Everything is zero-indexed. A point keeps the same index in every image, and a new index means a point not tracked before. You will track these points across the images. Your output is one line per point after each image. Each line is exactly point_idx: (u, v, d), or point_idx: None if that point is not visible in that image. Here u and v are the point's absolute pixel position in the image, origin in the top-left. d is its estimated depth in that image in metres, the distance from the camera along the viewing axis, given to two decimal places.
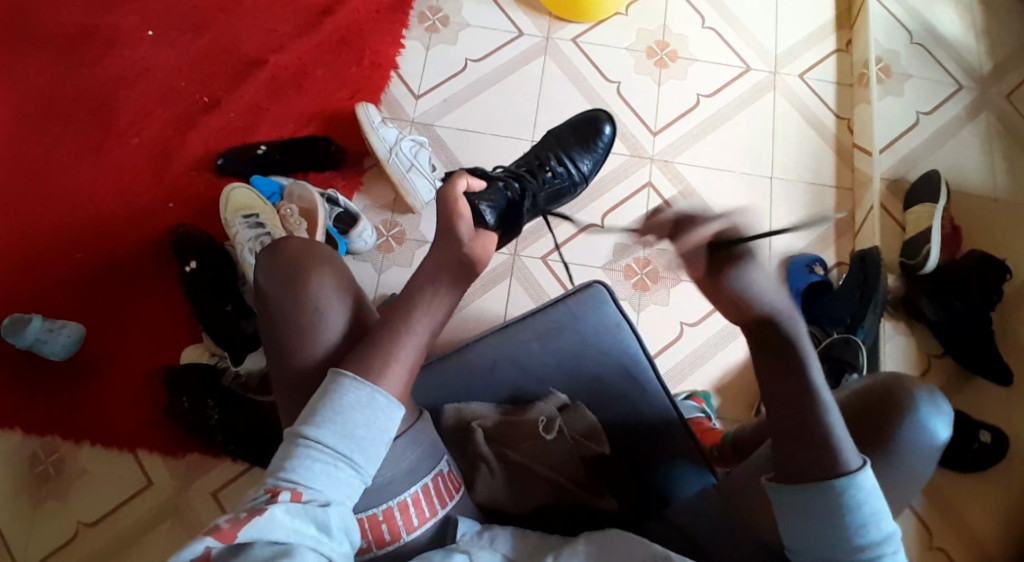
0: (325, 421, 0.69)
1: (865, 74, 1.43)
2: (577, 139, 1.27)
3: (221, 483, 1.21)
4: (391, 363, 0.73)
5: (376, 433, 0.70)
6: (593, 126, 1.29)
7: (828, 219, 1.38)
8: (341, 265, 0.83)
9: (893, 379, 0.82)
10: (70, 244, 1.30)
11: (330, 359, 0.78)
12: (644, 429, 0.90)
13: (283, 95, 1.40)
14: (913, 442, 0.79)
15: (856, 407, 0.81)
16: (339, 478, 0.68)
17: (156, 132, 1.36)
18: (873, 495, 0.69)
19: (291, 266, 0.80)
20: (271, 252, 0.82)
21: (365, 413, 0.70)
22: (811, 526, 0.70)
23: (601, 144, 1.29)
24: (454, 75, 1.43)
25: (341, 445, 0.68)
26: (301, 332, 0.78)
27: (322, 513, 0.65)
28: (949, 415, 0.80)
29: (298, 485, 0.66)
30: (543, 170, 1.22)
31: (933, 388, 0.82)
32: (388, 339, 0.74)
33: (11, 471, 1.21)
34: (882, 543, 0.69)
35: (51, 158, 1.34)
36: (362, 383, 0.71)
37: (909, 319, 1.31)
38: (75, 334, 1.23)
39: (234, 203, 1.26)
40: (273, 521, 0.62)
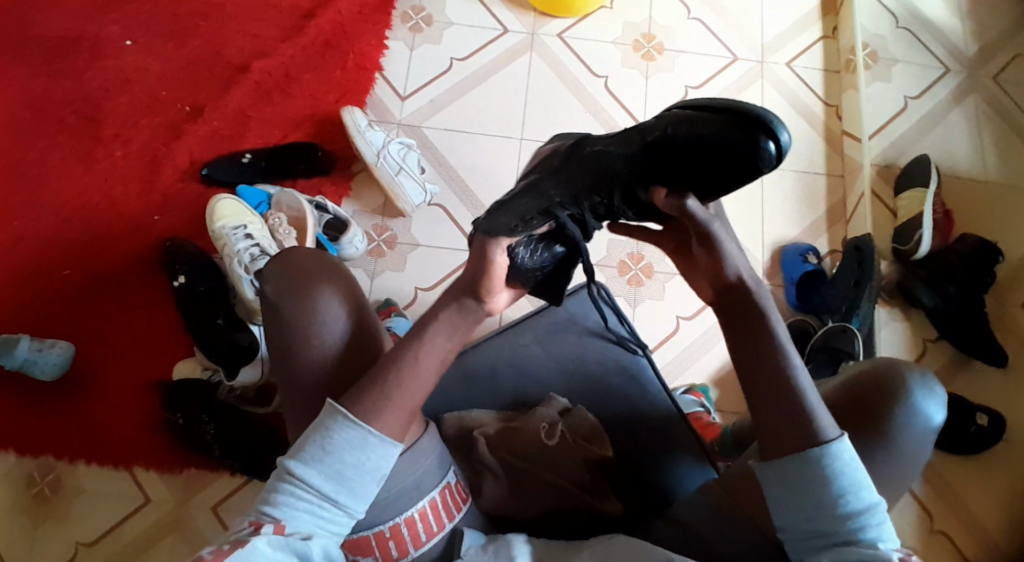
0: (313, 459, 0.69)
1: (853, 60, 1.43)
2: (700, 136, 0.67)
3: (220, 496, 1.20)
4: (394, 389, 0.71)
5: (366, 472, 0.70)
6: (738, 143, 0.65)
7: (821, 205, 1.38)
8: (349, 274, 0.82)
9: (886, 364, 0.81)
10: (56, 260, 1.28)
11: (331, 370, 0.78)
12: (645, 424, 0.89)
13: (268, 101, 1.38)
14: (910, 426, 0.79)
15: (853, 393, 0.81)
16: (322, 517, 0.68)
17: (139, 142, 1.35)
18: (851, 466, 0.69)
19: (298, 278, 0.80)
20: (279, 261, 0.82)
21: (354, 453, 0.69)
22: (795, 499, 0.70)
23: (738, 164, 0.66)
24: (440, 75, 1.42)
25: (326, 486, 0.69)
26: (304, 343, 0.78)
27: (303, 546, 0.66)
28: (942, 398, 0.80)
29: (280, 518, 0.67)
30: (605, 170, 0.72)
31: (925, 370, 0.82)
32: (398, 361, 0.73)
33: (7, 491, 1.19)
34: (866, 511, 0.69)
35: (35, 172, 1.32)
36: (353, 422, 0.70)
37: (904, 305, 1.31)
38: (66, 351, 1.22)
39: (219, 214, 1.23)
40: (255, 553, 0.63)
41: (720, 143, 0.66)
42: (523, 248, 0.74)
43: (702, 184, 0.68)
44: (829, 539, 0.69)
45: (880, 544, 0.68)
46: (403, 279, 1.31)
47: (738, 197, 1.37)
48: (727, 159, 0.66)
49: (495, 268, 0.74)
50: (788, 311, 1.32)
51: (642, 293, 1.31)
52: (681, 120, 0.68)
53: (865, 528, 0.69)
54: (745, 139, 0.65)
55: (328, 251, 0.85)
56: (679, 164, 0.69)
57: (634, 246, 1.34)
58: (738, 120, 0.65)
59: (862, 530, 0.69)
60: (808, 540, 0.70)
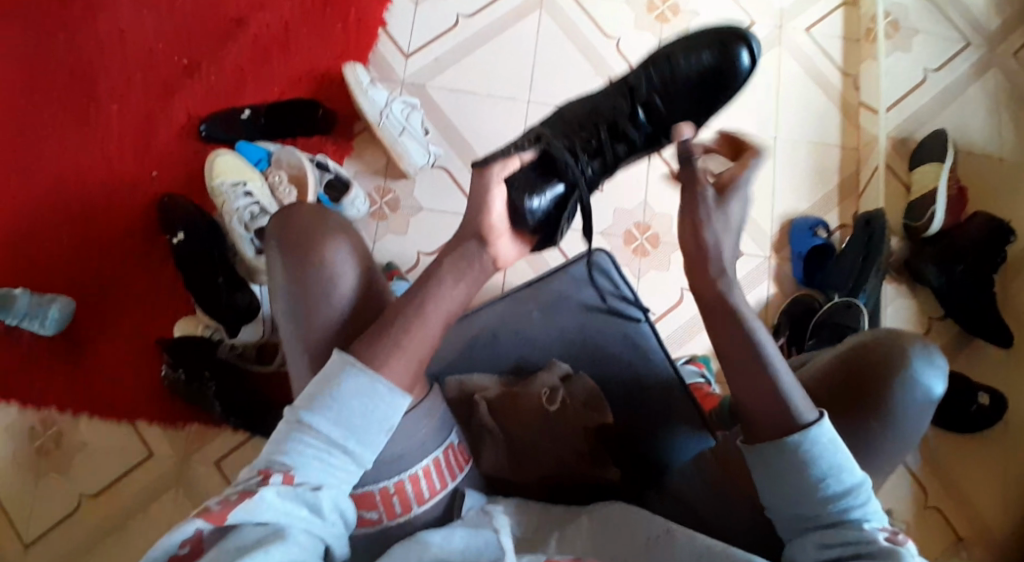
0: (321, 406, 0.68)
1: (873, 30, 1.38)
2: (680, 68, 0.91)
3: (223, 452, 1.21)
4: (399, 349, 0.72)
5: (374, 421, 0.69)
6: (708, 70, 0.91)
7: (833, 180, 1.35)
8: (356, 234, 0.81)
9: (890, 335, 0.80)
10: (57, 215, 1.27)
11: (331, 333, 0.77)
12: (648, 392, 0.88)
13: (267, 56, 1.35)
14: (909, 398, 0.78)
15: (858, 364, 0.79)
16: (331, 466, 0.68)
17: (137, 96, 1.32)
18: (832, 448, 0.68)
19: (305, 234, 0.78)
20: (284, 216, 0.81)
21: (363, 401, 0.69)
22: (779, 485, 0.69)
23: (714, 82, 0.91)
24: (445, 32, 1.39)
25: (337, 434, 0.68)
26: (310, 300, 0.77)
27: (314, 497, 0.66)
28: (944, 369, 0.79)
29: (290, 467, 0.67)
30: (612, 108, 0.89)
31: (929, 342, 0.80)
32: (405, 317, 0.74)
33: (8, 444, 1.20)
34: (852, 491, 0.68)
35: (33, 126, 1.30)
36: (362, 370, 0.70)
37: (912, 282, 1.29)
38: (66, 308, 1.21)
39: (219, 170, 1.22)
40: (262, 505, 0.64)
41: (705, 70, 0.91)
42: (537, 196, 0.80)
43: (696, 109, 0.92)
44: (816, 520, 0.69)
45: (866, 526, 0.67)
46: (406, 243, 1.30)
47: None
48: (714, 83, 0.91)
49: (492, 211, 0.79)
50: (794, 286, 1.30)
51: (646, 264, 1.30)
52: (660, 65, 0.91)
53: (850, 509, 0.68)
54: (722, 62, 0.91)
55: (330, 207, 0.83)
56: (675, 94, 0.91)
57: (640, 215, 1.31)
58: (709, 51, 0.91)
59: (848, 513, 0.68)
60: (800, 519, 0.70)
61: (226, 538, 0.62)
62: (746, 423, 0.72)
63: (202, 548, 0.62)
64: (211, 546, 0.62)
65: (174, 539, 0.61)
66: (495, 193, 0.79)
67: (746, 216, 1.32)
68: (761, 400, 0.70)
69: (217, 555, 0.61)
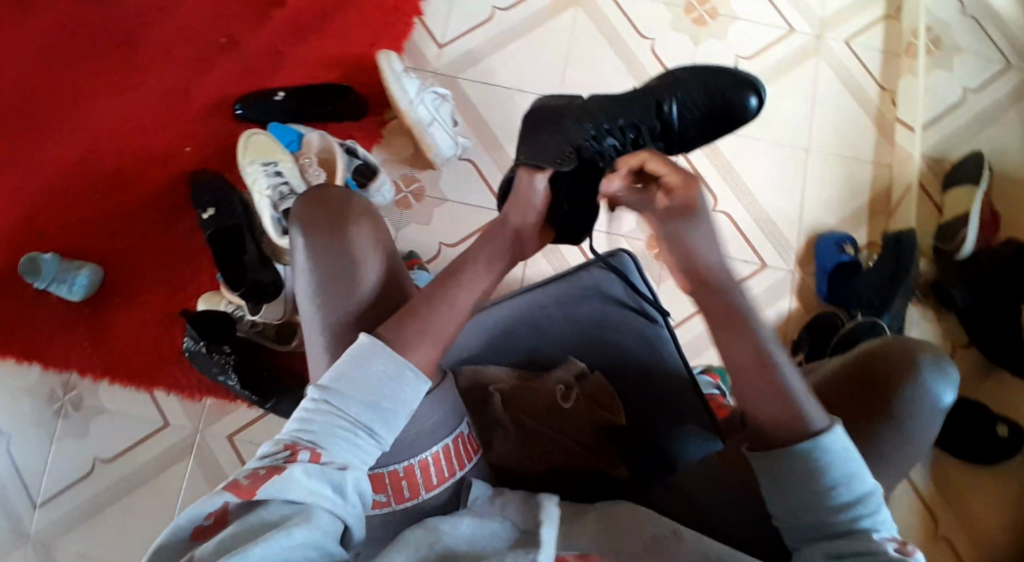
0: (352, 388, 0.71)
1: (914, 44, 1.37)
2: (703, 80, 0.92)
3: (237, 427, 1.22)
4: (426, 335, 0.75)
5: (399, 406, 0.71)
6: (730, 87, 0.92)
7: (863, 197, 1.34)
8: (381, 225, 0.82)
9: (903, 343, 0.80)
10: (88, 184, 1.30)
11: (356, 316, 0.79)
12: (664, 395, 0.84)
13: (303, 38, 1.36)
14: (923, 406, 0.77)
15: (870, 371, 0.79)
16: (356, 446, 0.69)
17: (174, 71, 1.34)
18: (845, 456, 0.69)
19: (336, 217, 0.80)
20: (314, 196, 0.82)
21: (392, 386, 0.72)
22: (788, 493, 0.70)
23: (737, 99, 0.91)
24: (480, 24, 1.39)
25: (364, 416, 0.70)
26: (338, 281, 0.78)
27: (338, 477, 0.67)
28: (955, 379, 0.79)
29: (318, 445, 0.68)
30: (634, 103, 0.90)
31: (940, 352, 0.80)
32: (433, 307, 0.77)
33: (29, 404, 1.23)
34: (865, 499, 0.68)
35: (71, 95, 1.32)
36: (393, 355, 0.72)
37: (937, 306, 1.28)
38: (92, 275, 1.24)
39: (251, 148, 1.23)
40: (292, 482, 0.65)
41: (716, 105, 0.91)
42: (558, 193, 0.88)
43: (700, 136, 0.92)
44: (824, 526, 0.69)
45: (876, 536, 0.67)
46: (428, 233, 1.31)
47: (777, 178, 1.34)
48: (724, 115, 0.91)
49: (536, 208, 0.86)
50: (816, 301, 1.29)
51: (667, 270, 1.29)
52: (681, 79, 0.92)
53: (862, 518, 0.68)
54: (734, 101, 0.92)
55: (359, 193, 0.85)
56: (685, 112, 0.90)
57: None
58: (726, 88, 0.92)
59: (859, 522, 0.68)
60: (810, 528, 0.70)
61: (253, 513, 0.64)
62: (754, 431, 0.73)
63: (225, 521, 0.64)
64: (235, 519, 0.64)
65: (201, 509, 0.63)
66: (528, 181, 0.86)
67: (772, 226, 1.32)
68: (774, 408, 0.71)
69: (240, 529, 0.62)
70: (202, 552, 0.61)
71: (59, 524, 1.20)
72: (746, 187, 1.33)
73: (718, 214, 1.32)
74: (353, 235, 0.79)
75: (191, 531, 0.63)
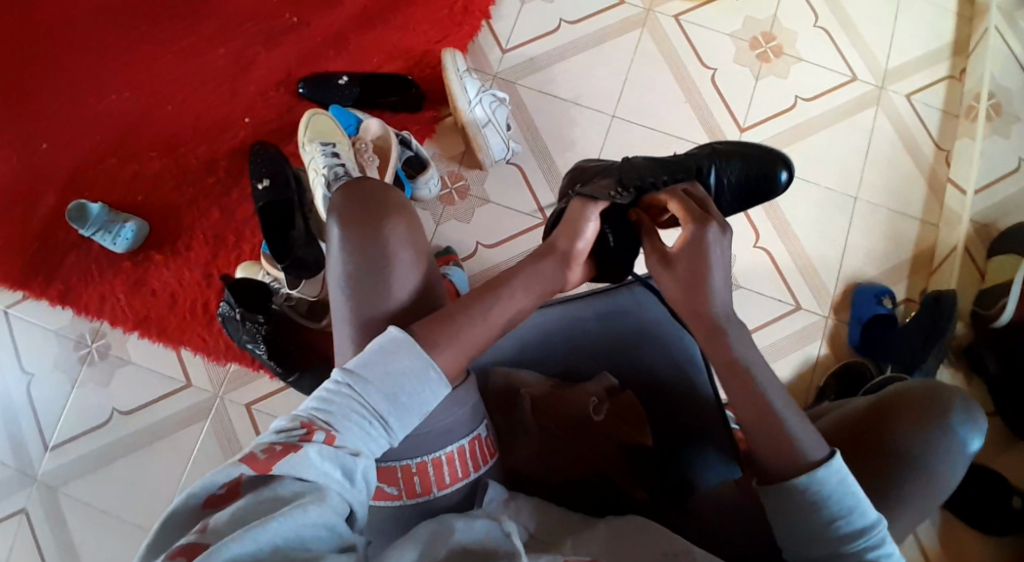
0: (374, 378, 0.71)
1: (975, 108, 1.36)
2: (744, 161, 1.04)
3: (256, 397, 1.24)
4: (456, 341, 0.76)
5: (415, 403, 0.72)
6: (769, 171, 1.04)
7: (906, 252, 1.34)
8: (418, 225, 0.84)
9: (933, 389, 0.81)
10: (144, 140, 1.33)
11: (384, 305, 0.79)
12: (690, 418, 0.86)
13: (371, 27, 1.38)
14: (949, 453, 0.79)
15: (897, 413, 0.80)
16: (368, 435, 0.70)
17: (243, 42, 1.36)
18: (842, 489, 0.70)
19: (368, 206, 0.82)
20: (351, 187, 0.84)
21: (412, 382, 0.73)
22: (791, 526, 0.72)
23: (774, 185, 1.05)
24: (545, 35, 1.40)
25: (381, 407, 0.71)
26: (363, 263, 0.80)
27: (350, 463, 0.68)
28: (982, 429, 0.80)
29: (333, 428, 0.68)
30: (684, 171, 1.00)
31: (967, 398, 0.82)
32: (466, 313, 0.78)
33: (57, 346, 1.26)
34: (867, 531, 0.70)
35: (140, 53, 1.35)
36: (418, 352, 0.74)
37: (969, 372, 1.28)
38: (136, 229, 1.27)
39: (313, 128, 1.25)
40: (306, 461, 0.65)
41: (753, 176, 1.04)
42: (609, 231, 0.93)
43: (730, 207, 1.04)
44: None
45: None
46: (467, 232, 1.32)
47: (821, 222, 1.34)
48: (757, 190, 1.05)
49: (584, 237, 0.89)
50: (846, 349, 1.29)
51: None
52: (722, 156, 1.04)
53: (869, 548, 0.70)
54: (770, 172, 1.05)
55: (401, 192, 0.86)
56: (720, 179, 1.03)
57: None
58: (763, 160, 1.05)
59: (867, 551, 0.70)
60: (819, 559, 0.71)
61: (267, 486, 0.64)
62: (761, 467, 0.74)
63: (238, 491, 0.64)
64: (248, 491, 0.64)
65: (217, 479, 0.63)
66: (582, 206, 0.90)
67: (811, 269, 1.32)
68: (772, 435, 0.73)
69: (256, 502, 0.63)
70: (218, 521, 0.61)
71: (69, 467, 1.22)
72: (789, 227, 1.33)
73: (758, 250, 1.32)
74: (388, 230, 0.81)
75: (204, 499, 0.63)
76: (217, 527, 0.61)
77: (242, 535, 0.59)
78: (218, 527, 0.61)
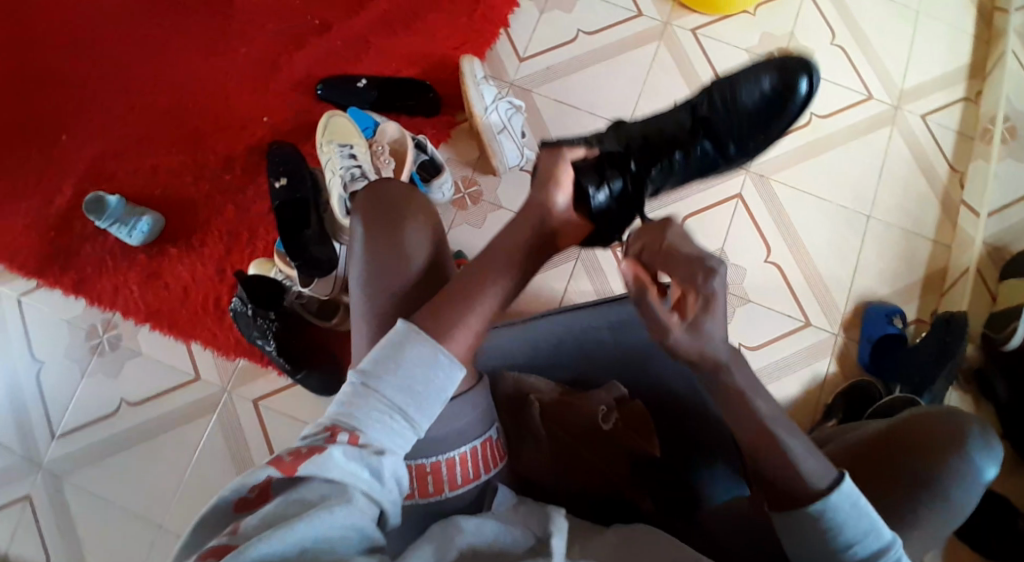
0: (390, 373, 0.72)
1: (990, 130, 1.37)
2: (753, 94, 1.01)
3: (264, 393, 1.25)
4: (460, 325, 0.76)
5: (433, 390, 0.73)
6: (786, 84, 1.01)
7: (918, 272, 1.34)
8: (437, 223, 0.85)
9: (948, 414, 0.81)
10: (163, 135, 1.34)
11: (399, 308, 0.80)
12: (699, 433, 0.87)
13: (392, 32, 1.39)
14: (963, 479, 0.78)
15: (912, 436, 0.81)
16: (393, 430, 0.70)
17: (264, 42, 1.38)
18: (855, 515, 0.70)
19: (389, 208, 0.83)
20: (373, 188, 0.86)
21: (424, 369, 0.73)
22: (804, 549, 0.71)
23: (798, 99, 1.01)
24: (564, 44, 1.41)
25: (400, 400, 0.71)
26: (382, 266, 0.81)
27: (376, 461, 0.68)
28: (999, 455, 0.80)
29: (358, 428, 0.69)
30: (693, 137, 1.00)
31: (985, 426, 0.81)
32: (467, 294, 0.78)
33: (67, 336, 1.27)
34: (882, 552, 0.70)
35: (161, 49, 1.37)
36: (427, 340, 0.74)
37: (977, 394, 1.28)
38: (152, 223, 1.28)
39: (330, 130, 1.26)
40: (331, 462, 0.66)
41: (770, 91, 1.01)
42: (599, 189, 0.88)
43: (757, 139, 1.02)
44: None
45: None
46: (479, 237, 1.33)
47: (833, 240, 1.34)
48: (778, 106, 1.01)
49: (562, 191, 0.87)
50: (854, 367, 1.29)
51: None
52: (725, 95, 1.02)
53: None
54: (787, 84, 1.01)
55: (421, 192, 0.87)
56: (732, 113, 1.02)
57: None
58: (779, 74, 1.01)
59: None
60: None
61: (295, 487, 0.66)
62: (772, 494, 0.72)
63: (268, 493, 0.66)
64: (277, 494, 0.66)
65: (247, 483, 0.65)
66: (562, 167, 0.88)
67: (821, 286, 1.32)
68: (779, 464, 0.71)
69: (281, 505, 0.64)
70: (248, 524, 0.63)
71: (75, 457, 1.23)
72: (799, 243, 1.34)
73: (769, 264, 1.33)
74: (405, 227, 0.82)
75: (234, 502, 0.65)
76: (247, 530, 0.63)
77: (270, 535, 0.61)
78: (249, 529, 0.63)
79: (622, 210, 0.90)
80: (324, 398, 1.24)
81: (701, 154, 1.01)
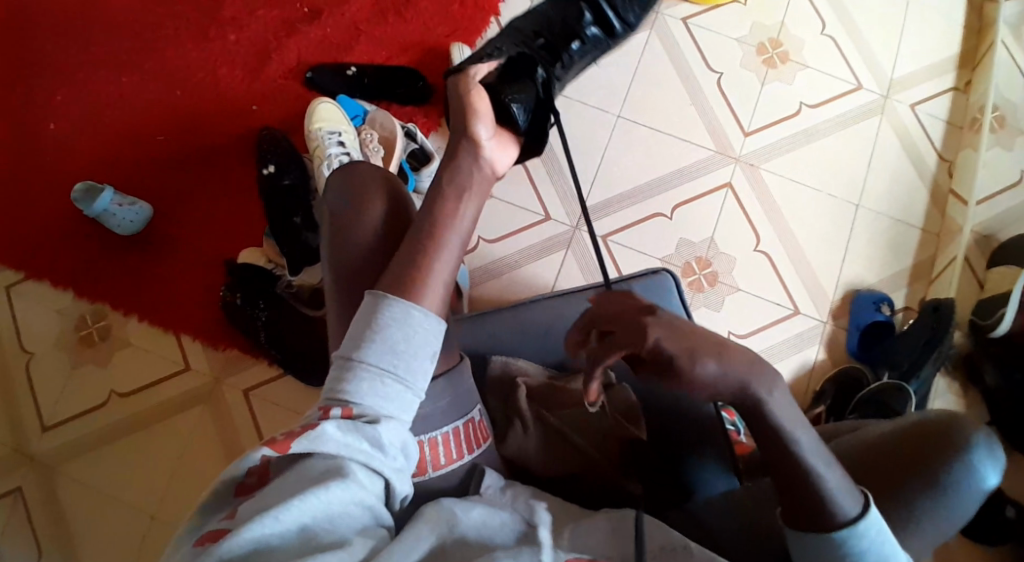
0: (370, 342, 0.72)
1: (979, 120, 1.37)
2: None
3: (254, 382, 1.25)
4: (427, 283, 0.76)
5: (417, 347, 0.73)
6: None
7: (907, 259, 1.34)
8: (402, 200, 0.88)
9: (953, 419, 0.77)
10: (153, 123, 1.33)
11: (364, 276, 0.84)
12: (686, 426, 0.87)
13: (383, 20, 1.39)
14: (966, 487, 0.75)
15: (913, 442, 0.78)
16: (386, 394, 0.70)
17: (255, 29, 1.37)
18: (879, 539, 0.70)
19: (352, 187, 0.87)
20: (343, 172, 0.89)
21: (401, 329, 0.73)
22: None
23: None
24: None
25: (386, 364, 0.71)
26: (348, 239, 0.85)
27: (372, 431, 0.68)
28: (1001, 463, 0.77)
29: (350, 401, 0.69)
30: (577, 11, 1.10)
31: (990, 432, 0.78)
32: (425, 248, 0.78)
33: (57, 325, 1.27)
34: None
35: (151, 37, 1.36)
36: (398, 302, 0.74)
37: (965, 380, 1.28)
38: (142, 212, 1.26)
39: (320, 116, 1.24)
40: (323, 437, 0.66)
41: None
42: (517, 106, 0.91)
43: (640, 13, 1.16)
44: None
45: None
46: None
47: (823, 229, 1.35)
48: None
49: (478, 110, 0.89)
50: (843, 356, 1.29)
51: (700, 299, 1.31)
52: None
53: None
54: None
55: (392, 174, 0.92)
56: None
57: (704, 251, 1.33)
58: None
59: None
60: None
61: (297, 465, 0.66)
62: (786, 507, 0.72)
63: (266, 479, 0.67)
64: (277, 473, 0.67)
65: (245, 468, 0.65)
66: (475, 94, 0.89)
67: (810, 274, 1.33)
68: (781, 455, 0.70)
69: (278, 486, 0.65)
70: (245, 507, 0.63)
71: (64, 447, 1.22)
72: (790, 232, 1.34)
73: (758, 253, 1.33)
74: (368, 203, 0.86)
75: (235, 489, 0.66)
76: (243, 513, 0.63)
77: (265, 516, 0.61)
78: (243, 512, 0.63)
79: (536, 122, 0.94)
80: (314, 387, 1.23)
81: (593, 35, 1.11)
